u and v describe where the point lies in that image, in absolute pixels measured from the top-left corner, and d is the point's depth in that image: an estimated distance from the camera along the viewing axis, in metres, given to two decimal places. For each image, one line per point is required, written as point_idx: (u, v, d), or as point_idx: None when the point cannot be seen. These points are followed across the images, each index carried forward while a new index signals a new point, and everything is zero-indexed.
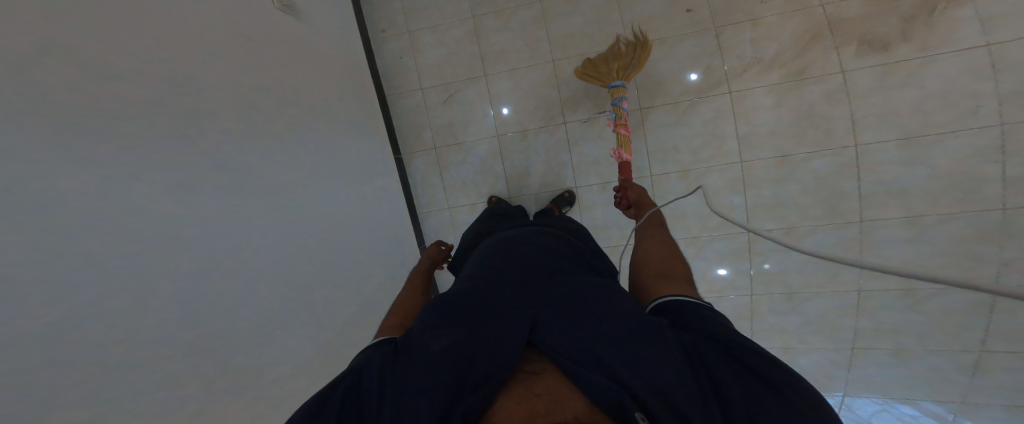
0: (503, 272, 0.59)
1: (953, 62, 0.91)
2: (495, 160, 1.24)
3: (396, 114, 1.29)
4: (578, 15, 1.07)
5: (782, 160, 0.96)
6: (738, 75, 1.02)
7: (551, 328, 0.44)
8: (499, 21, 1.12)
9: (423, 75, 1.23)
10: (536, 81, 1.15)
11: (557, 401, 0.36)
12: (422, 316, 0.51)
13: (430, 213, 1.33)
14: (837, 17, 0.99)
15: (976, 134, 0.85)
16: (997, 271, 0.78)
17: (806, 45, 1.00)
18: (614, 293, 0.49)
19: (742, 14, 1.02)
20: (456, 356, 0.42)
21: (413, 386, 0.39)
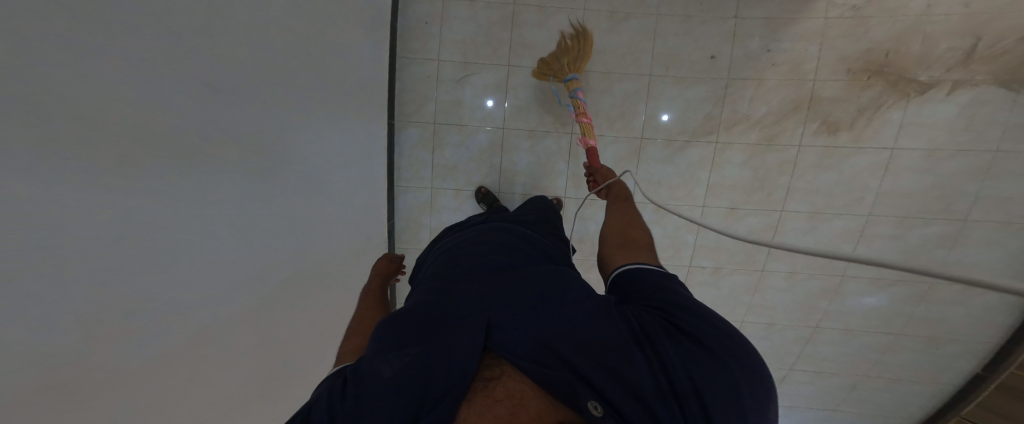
0: (457, 280, 0.65)
1: (868, 156, 1.19)
2: (493, 151, 1.29)
3: (402, 79, 1.21)
4: (614, 32, 1.16)
5: (731, 212, 1.23)
6: (724, 126, 1.22)
7: (501, 329, 0.51)
8: (539, 17, 1.15)
9: (443, 47, 1.19)
10: (555, 85, 1.20)
11: (515, 402, 0.43)
12: (371, 347, 0.55)
13: (409, 188, 1.34)
14: (818, 95, 1.22)
15: (850, 220, 1.21)
16: (820, 317, 1.23)
17: (786, 115, 1.21)
18: (555, 289, 0.58)
19: (751, 72, 1.22)
20: (412, 376, 0.47)
21: (370, 416, 0.44)
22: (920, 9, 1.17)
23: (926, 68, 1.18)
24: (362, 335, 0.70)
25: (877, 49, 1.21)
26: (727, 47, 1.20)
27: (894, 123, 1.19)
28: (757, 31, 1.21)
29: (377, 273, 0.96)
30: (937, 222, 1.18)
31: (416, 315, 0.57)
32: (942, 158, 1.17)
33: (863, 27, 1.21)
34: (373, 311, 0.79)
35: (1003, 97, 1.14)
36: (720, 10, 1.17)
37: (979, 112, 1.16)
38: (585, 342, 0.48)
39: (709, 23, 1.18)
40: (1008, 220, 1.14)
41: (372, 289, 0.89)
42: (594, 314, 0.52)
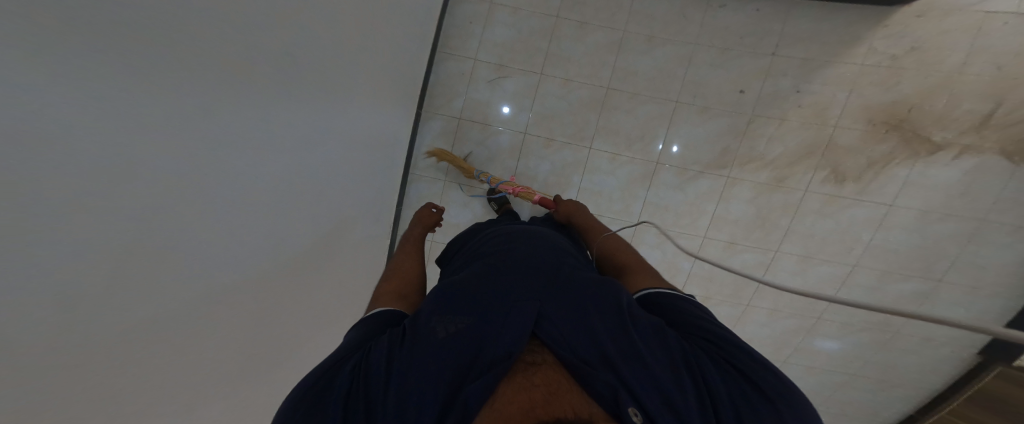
0: (508, 267, 0.73)
1: (868, 209, 1.24)
2: (511, 154, 1.27)
3: (437, 73, 1.24)
4: (650, 56, 1.18)
5: (729, 246, 1.28)
6: (738, 163, 1.24)
7: (552, 326, 0.58)
8: (579, 32, 1.18)
9: (482, 48, 1.22)
10: (583, 98, 1.21)
11: (558, 388, 0.47)
12: (426, 306, 0.63)
13: (422, 177, 1.35)
14: (835, 142, 1.24)
15: (837, 267, 1.26)
16: (790, 353, 1.32)
17: (799, 159, 1.24)
18: (604, 292, 0.65)
19: (776, 111, 1.23)
20: (464, 348, 0.56)
21: (421, 371, 0.53)
22: (945, 72, 1.20)
23: (941, 129, 1.21)
24: (394, 284, 0.77)
25: (900, 103, 1.23)
26: (756, 83, 1.21)
27: (900, 179, 1.23)
28: (789, 70, 1.22)
29: (419, 223, 1.03)
30: (914, 279, 1.26)
31: (474, 291, 0.66)
32: (933, 220, 1.23)
33: (891, 80, 1.23)
34: (411, 260, 0.87)
35: (1007, 168, 1.18)
36: (755, 45, 1.19)
37: (981, 180, 1.20)
38: (633, 352, 0.53)
39: (743, 57, 1.19)
40: (976, 286, 1.23)
41: (412, 236, 0.97)
42: (648, 334, 0.56)
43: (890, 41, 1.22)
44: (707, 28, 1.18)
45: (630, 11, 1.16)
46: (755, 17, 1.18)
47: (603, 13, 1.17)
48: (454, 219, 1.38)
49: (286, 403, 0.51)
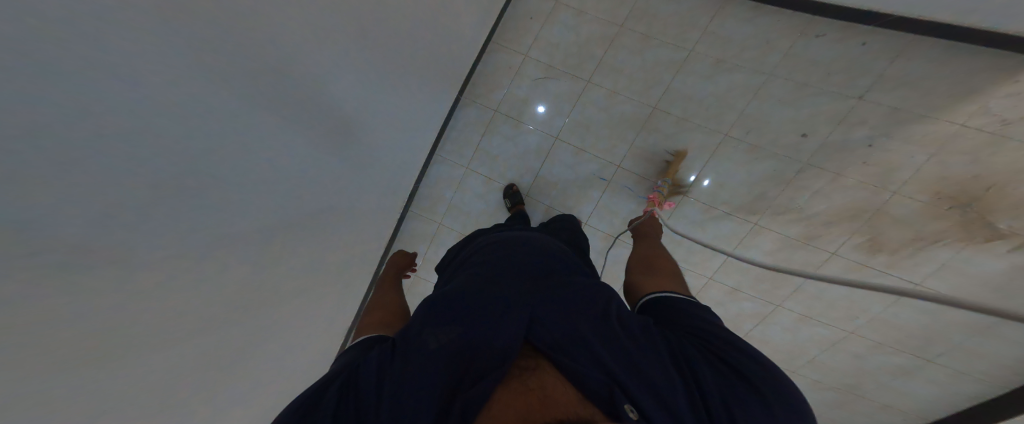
0: (500, 275, 0.73)
1: (893, 285, 1.19)
2: (540, 155, 1.30)
3: (485, 63, 1.25)
4: (711, 82, 1.16)
5: (733, 291, 1.27)
6: (771, 212, 1.20)
7: (544, 329, 0.56)
8: (640, 46, 1.16)
9: (537, 45, 1.22)
10: (626, 114, 1.23)
11: (551, 388, 0.45)
12: (416, 320, 0.62)
13: (445, 160, 1.34)
14: (887, 212, 1.14)
15: (834, 333, 1.25)
16: None
17: (839, 220, 1.17)
18: (597, 295, 0.64)
19: (834, 165, 1.14)
20: (455, 354, 0.54)
21: (413, 379, 0.50)
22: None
23: (1015, 216, 1.07)
24: (375, 317, 0.77)
25: (982, 179, 1.07)
26: (825, 129, 1.13)
27: (939, 260, 1.14)
28: (872, 119, 1.10)
29: (393, 264, 1.04)
30: (916, 363, 1.22)
31: (466, 296, 0.65)
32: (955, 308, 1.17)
33: (987, 149, 1.05)
34: (390, 294, 0.88)
35: None
36: (839, 89, 1.10)
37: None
38: (623, 353, 0.52)
39: (823, 97, 1.11)
40: (983, 391, 1.18)
41: (384, 275, 0.97)
42: (635, 334, 0.55)
43: (1009, 103, 1.01)
44: (781, 62, 1.11)
45: (698, 33, 1.13)
46: (860, 51, 1.06)
47: (671, 31, 1.14)
48: (466, 208, 1.38)
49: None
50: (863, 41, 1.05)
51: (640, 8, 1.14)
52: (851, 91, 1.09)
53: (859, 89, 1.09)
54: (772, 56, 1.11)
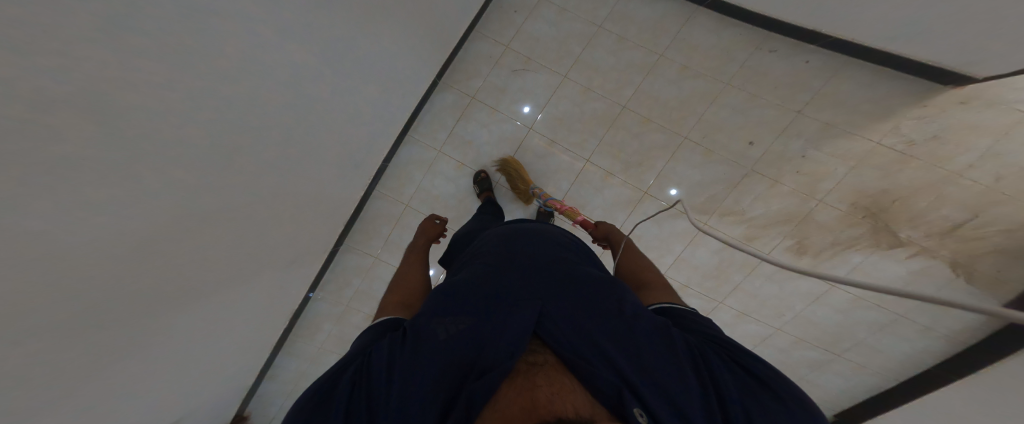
0: (510, 266, 0.71)
1: (813, 287, 1.30)
2: (512, 144, 1.29)
3: (466, 50, 1.25)
4: (677, 86, 1.22)
5: (682, 288, 1.33)
6: (720, 213, 1.28)
7: (558, 325, 0.55)
8: (616, 47, 1.21)
9: (518, 37, 1.23)
10: (597, 109, 1.24)
11: (559, 390, 0.44)
12: (428, 307, 0.60)
13: (418, 142, 1.30)
14: (814, 217, 1.26)
15: (764, 327, 1.36)
16: None
17: (774, 223, 1.27)
18: (609, 290, 0.64)
19: (773, 172, 1.24)
20: (466, 349, 0.53)
21: (422, 373, 0.49)
22: (945, 171, 1.17)
23: (911, 226, 1.22)
24: (401, 294, 0.73)
25: (890, 192, 1.21)
26: (767, 138, 1.22)
27: (851, 262, 1.27)
28: (807, 132, 1.21)
29: (422, 234, 0.98)
30: (828, 358, 1.35)
31: (478, 289, 0.64)
32: (860, 308, 1.28)
33: (895, 167, 1.19)
34: (414, 268, 0.83)
35: (946, 275, 1.22)
36: (783, 101, 1.21)
37: (922, 283, 1.25)
38: (638, 352, 0.51)
39: (769, 109, 1.21)
40: (879, 384, 1.33)
41: (415, 246, 0.92)
42: (650, 333, 0.54)
43: (916, 125, 1.16)
44: (737, 73, 1.20)
45: (670, 39, 1.19)
46: (804, 68, 1.18)
47: (645, 35, 1.20)
48: (433, 195, 1.32)
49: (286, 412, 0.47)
50: (806, 59, 1.17)
51: (618, 10, 1.18)
52: (792, 104, 1.20)
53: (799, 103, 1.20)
54: (730, 67, 1.20)
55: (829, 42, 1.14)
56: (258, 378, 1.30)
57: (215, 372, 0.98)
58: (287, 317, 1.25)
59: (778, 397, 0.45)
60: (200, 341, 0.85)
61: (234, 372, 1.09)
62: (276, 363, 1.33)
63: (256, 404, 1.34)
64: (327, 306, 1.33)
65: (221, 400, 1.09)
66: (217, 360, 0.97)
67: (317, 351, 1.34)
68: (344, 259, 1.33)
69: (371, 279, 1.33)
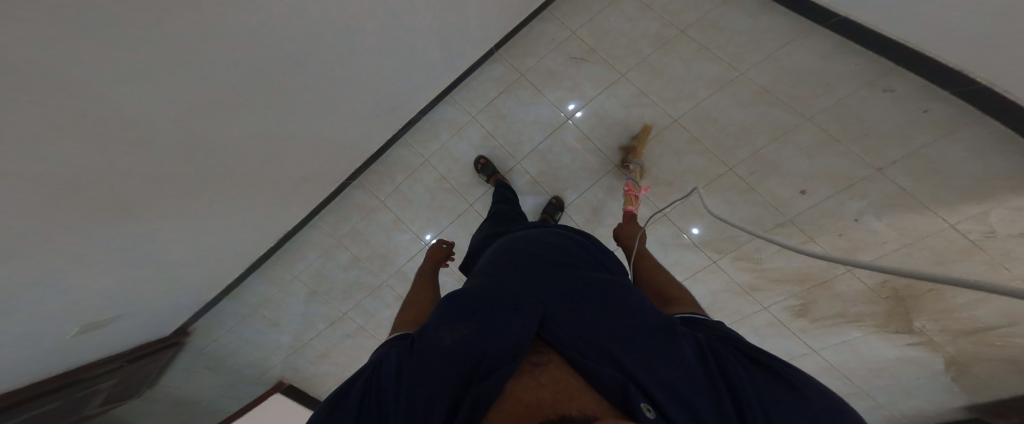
0: (516, 269, 0.69)
1: (800, 350, 1.30)
2: (544, 129, 1.23)
3: (529, 28, 1.22)
4: (745, 113, 1.20)
5: None
6: (732, 255, 1.24)
7: (560, 326, 0.53)
8: (690, 56, 1.17)
9: (587, 26, 1.19)
10: (647, 114, 1.20)
11: (564, 389, 0.42)
12: (432, 316, 0.60)
13: (453, 102, 1.27)
14: (833, 286, 1.22)
15: None
16: None
17: (788, 280, 1.23)
18: (618, 293, 0.61)
19: (810, 229, 1.21)
20: (471, 349, 0.51)
21: (426, 379, 0.49)
22: (1012, 275, 1.01)
23: (934, 318, 1.11)
24: (413, 312, 0.78)
25: (927, 282, 1.13)
26: (825, 192, 1.20)
27: (846, 337, 1.23)
28: (873, 195, 1.16)
29: (431, 257, 1.05)
30: None
31: (481, 294, 0.62)
32: (837, 380, 1.29)
33: (955, 255, 1.08)
34: (423, 293, 0.88)
35: (937, 368, 1.16)
36: (864, 154, 1.16)
37: (910, 371, 1.20)
38: (643, 351, 0.48)
39: (838, 158, 1.18)
40: None
41: (423, 270, 0.98)
42: (656, 335, 0.51)
43: (1010, 216, 0.99)
44: (828, 110, 1.18)
45: (761, 57, 1.18)
46: (918, 118, 1.10)
47: (730, 50, 1.17)
48: (449, 159, 1.28)
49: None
50: (922, 107, 1.09)
51: (709, 20, 1.16)
52: (873, 159, 1.15)
53: (884, 160, 1.14)
54: (822, 102, 1.18)
55: (960, 91, 1.02)
56: (218, 294, 1.31)
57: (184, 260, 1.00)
58: (274, 238, 1.28)
59: (796, 392, 0.43)
60: (161, 235, 0.87)
61: (201, 276, 1.14)
62: (247, 282, 1.35)
63: (199, 324, 1.33)
64: (320, 236, 1.34)
65: (170, 301, 1.11)
66: (195, 252, 1.03)
67: (290, 280, 1.35)
68: (351, 196, 1.33)
69: (369, 221, 1.33)
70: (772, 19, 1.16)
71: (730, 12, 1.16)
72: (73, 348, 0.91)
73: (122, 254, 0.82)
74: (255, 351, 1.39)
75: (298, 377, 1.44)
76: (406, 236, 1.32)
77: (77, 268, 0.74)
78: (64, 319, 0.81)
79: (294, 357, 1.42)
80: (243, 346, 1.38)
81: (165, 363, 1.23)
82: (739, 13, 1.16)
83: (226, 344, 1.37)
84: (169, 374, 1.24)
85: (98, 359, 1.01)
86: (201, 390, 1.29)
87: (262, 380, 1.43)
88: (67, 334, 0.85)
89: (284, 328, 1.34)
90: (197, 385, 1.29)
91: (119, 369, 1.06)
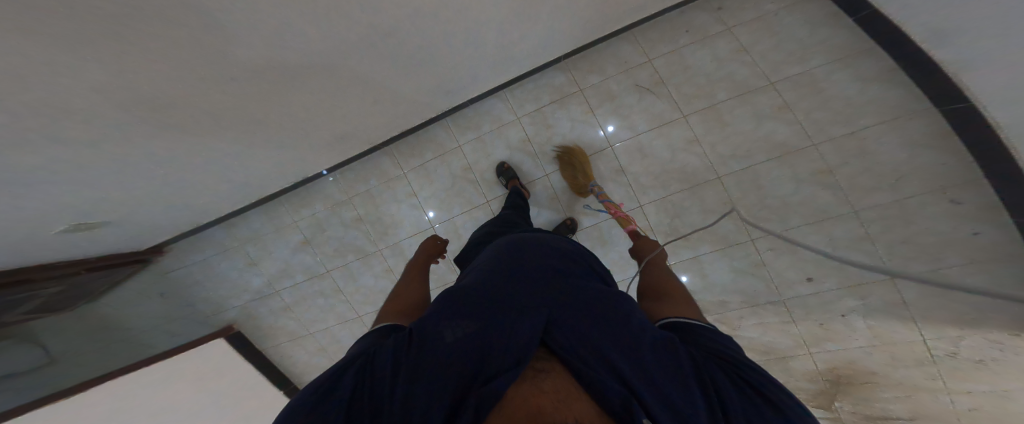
0: (519, 265, 0.61)
1: None
2: (585, 150, 1.20)
3: (607, 44, 1.14)
4: (796, 190, 1.13)
5: None
6: (714, 317, 1.32)
7: (564, 332, 0.45)
8: (768, 113, 1.11)
9: (667, 58, 1.12)
10: (694, 164, 1.16)
11: (565, 398, 0.35)
12: (435, 306, 0.52)
13: (502, 96, 1.19)
14: (792, 363, 1.31)
15: None
16: None
17: (754, 348, 1.33)
18: (615, 297, 0.53)
19: (800, 315, 1.22)
20: (473, 349, 0.43)
21: (426, 372, 0.40)
22: (943, 385, 1.14)
23: (854, 404, 1.30)
24: (402, 304, 0.65)
25: (870, 375, 1.23)
26: (830, 284, 1.16)
27: None
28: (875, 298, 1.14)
29: (423, 252, 0.88)
30: None
31: (480, 290, 0.54)
32: None
33: (911, 363, 1.16)
34: (416, 282, 0.74)
35: None
36: (887, 258, 1.08)
37: None
38: (644, 365, 0.41)
39: (864, 258, 1.10)
40: None
41: (417, 262, 0.82)
42: (653, 347, 0.44)
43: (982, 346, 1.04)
44: (881, 206, 1.07)
45: (845, 131, 1.07)
46: (963, 238, 1.00)
47: (818, 117, 1.08)
48: (481, 152, 1.21)
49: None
50: (974, 228, 0.98)
51: (810, 76, 1.08)
52: (893, 266, 1.08)
53: (904, 269, 1.07)
54: (880, 196, 1.06)
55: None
56: (212, 221, 1.25)
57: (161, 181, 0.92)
58: (279, 187, 1.20)
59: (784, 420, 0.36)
60: (135, 151, 0.79)
61: (201, 202, 1.09)
62: (245, 214, 1.28)
63: (177, 246, 1.31)
64: (334, 189, 1.26)
65: (168, 214, 1.08)
66: (176, 176, 0.93)
67: (288, 224, 1.28)
68: (372, 159, 1.24)
69: (380, 190, 1.25)
70: (882, 90, 1.02)
71: (840, 74, 1.05)
72: (46, 240, 0.89)
73: (84, 158, 0.73)
74: (219, 289, 1.37)
75: (250, 325, 1.41)
76: (406, 211, 1.25)
77: (21, 174, 0.67)
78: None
79: (258, 302, 1.38)
80: (212, 279, 1.35)
81: (114, 281, 1.21)
82: (849, 75, 1.05)
83: (194, 272, 1.34)
84: (110, 294, 1.24)
85: (54, 262, 1.00)
86: (140, 316, 1.30)
87: (211, 321, 1.40)
88: (51, 230, 0.87)
89: (262, 269, 1.33)
90: (140, 309, 1.30)
91: (69, 276, 1.05)
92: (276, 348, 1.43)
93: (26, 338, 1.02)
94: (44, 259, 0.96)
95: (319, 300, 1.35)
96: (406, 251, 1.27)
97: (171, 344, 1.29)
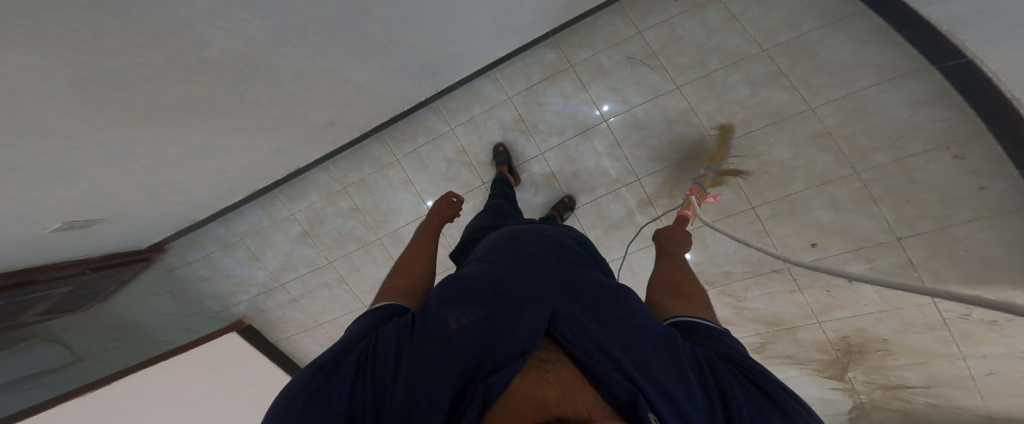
0: (524, 255, 0.60)
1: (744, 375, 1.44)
2: (579, 127, 1.19)
3: (595, 18, 1.13)
4: (794, 153, 1.11)
5: None
6: (718, 289, 1.31)
7: (571, 325, 0.44)
8: (763, 78, 1.10)
9: (656, 28, 1.12)
10: (690, 134, 1.15)
11: (572, 391, 0.32)
12: (438, 295, 0.51)
13: (493, 77, 1.19)
14: (801, 333, 1.29)
15: None
16: None
17: (761, 319, 1.32)
18: (620, 295, 0.53)
19: (806, 281, 1.21)
20: (476, 338, 0.41)
21: (429, 360, 0.39)
22: (956, 349, 1.13)
23: (866, 373, 1.28)
24: (402, 282, 0.64)
25: (881, 343, 1.21)
26: (836, 248, 1.13)
27: (785, 373, 1.40)
28: (883, 261, 1.10)
29: (436, 213, 0.90)
30: None
31: (483, 278, 0.53)
32: None
33: (920, 326, 1.15)
34: (419, 254, 0.74)
35: (843, 408, 1.39)
36: (891, 219, 1.07)
37: (819, 409, 1.43)
38: (653, 363, 0.40)
39: (867, 220, 1.09)
40: None
41: (428, 225, 0.84)
42: (657, 346, 0.43)
43: None
44: (883, 167, 1.05)
45: (842, 93, 1.06)
46: (969, 193, 0.98)
47: (811, 79, 1.07)
48: (474, 133, 1.22)
49: (270, 414, 0.38)
50: (979, 182, 0.96)
51: (803, 40, 1.06)
52: (897, 226, 1.06)
53: (910, 230, 1.05)
54: (880, 156, 1.05)
55: None
56: (211, 216, 1.26)
57: (164, 173, 0.93)
58: (276, 176, 1.21)
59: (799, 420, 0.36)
60: (137, 144, 0.80)
61: (198, 193, 1.10)
62: (242, 209, 1.29)
63: (178, 243, 1.32)
64: (328, 179, 1.27)
65: (164, 210, 1.10)
66: (177, 169, 0.95)
67: (286, 216, 1.29)
68: (368, 146, 1.24)
69: (379, 176, 1.25)
70: (877, 48, 1.01)
71: (833, 34, 1.04)
72: (49, 241, 0.90)
73: (90, 154, 0.74)
74: (225, 284, 1.38)
75: (260, 318, 1.43)
76: (405, 197, 1.25)
77: (37, 174, 0.69)
78: (8, 210, 0.72)
79: (264, 296, 1.39)
80: (216, 275, 1.37)
81: (120, 280, 1.21)
82: (844, 36, 1.03)
83: (199, 268, 1.36)
84: (123, 292, 1.25)
85: (59, 263, 1.01)
86: (155, 314, 1.30)
87: (221, 316, 1.42)
88: (45, 230, 0.85)
89: (264, 263, 1.34)
90: (154, 307, 1.31)
91: (76, 276, 1.06)
92: (289, 341, 1.46)
93: (48, 337, 1.03)
94: (48, 260, 0.97)
95: (325, 292, 1.36)
96: (405, 238, 1.28)
97: (187, 339, 1.31)
